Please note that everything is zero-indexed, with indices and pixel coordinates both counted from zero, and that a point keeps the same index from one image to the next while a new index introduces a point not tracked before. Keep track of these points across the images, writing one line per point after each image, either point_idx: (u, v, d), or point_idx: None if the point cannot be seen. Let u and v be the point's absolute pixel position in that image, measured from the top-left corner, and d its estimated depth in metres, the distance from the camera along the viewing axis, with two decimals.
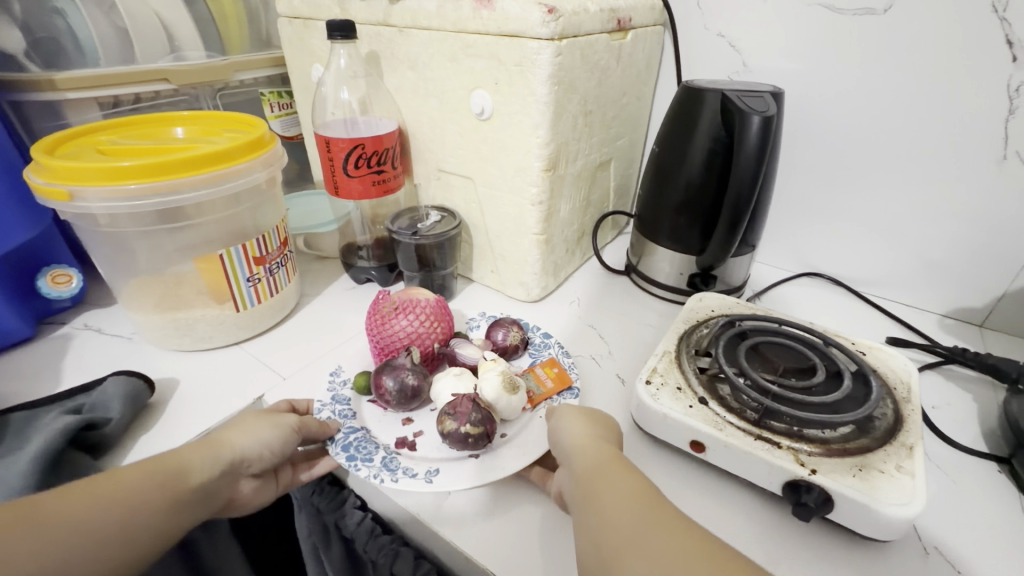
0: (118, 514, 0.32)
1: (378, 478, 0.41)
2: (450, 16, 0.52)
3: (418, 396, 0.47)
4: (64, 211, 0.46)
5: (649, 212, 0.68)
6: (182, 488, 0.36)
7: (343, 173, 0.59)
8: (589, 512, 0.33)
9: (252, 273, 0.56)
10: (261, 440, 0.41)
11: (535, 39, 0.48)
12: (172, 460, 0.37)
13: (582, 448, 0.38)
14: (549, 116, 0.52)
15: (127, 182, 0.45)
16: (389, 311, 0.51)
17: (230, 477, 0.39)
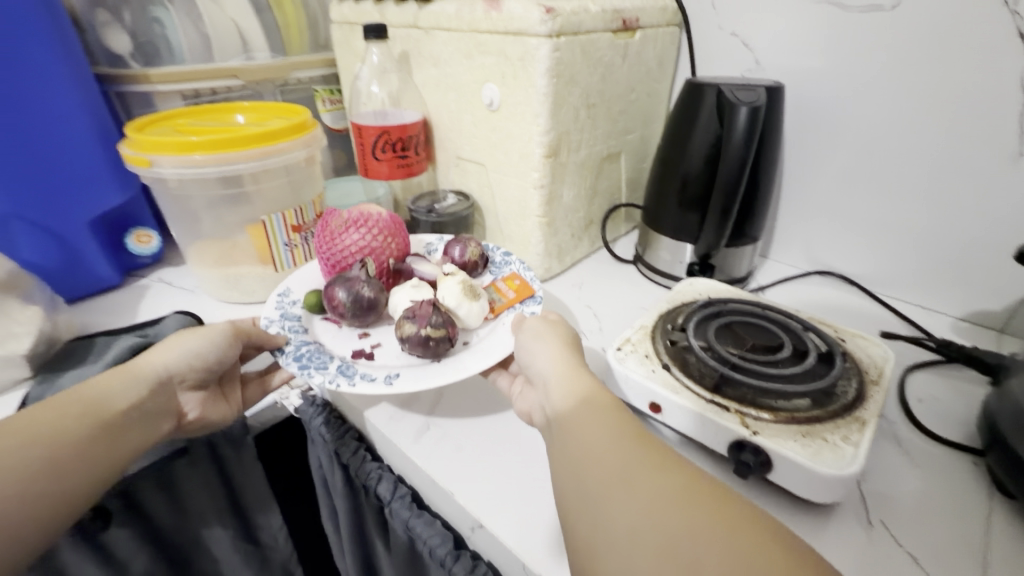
0: (48, 433, 0.38)
1: (334, 381, 0.45)
2: (466, 18, 0.59)
3: (373, 308, 0.52)
4: (144, 175, 0.57)
5: (654, 204, 0.71)
6: (112, 409, 0.42)
7: (373, 156, 0.68)
8: (580, 439, 0.35)
9: (290, 240, 0.65)
10: (186, 356, 0.48)
11: (534, 35, 0.54)
12: (93, 391, 0.43)
13: (569, 385, 0.40)
14: (547, 106, 0.57)
15: (194, 152, 0.55)
16: (342, 226, 0.55)
17: (162, 395, 0.46)
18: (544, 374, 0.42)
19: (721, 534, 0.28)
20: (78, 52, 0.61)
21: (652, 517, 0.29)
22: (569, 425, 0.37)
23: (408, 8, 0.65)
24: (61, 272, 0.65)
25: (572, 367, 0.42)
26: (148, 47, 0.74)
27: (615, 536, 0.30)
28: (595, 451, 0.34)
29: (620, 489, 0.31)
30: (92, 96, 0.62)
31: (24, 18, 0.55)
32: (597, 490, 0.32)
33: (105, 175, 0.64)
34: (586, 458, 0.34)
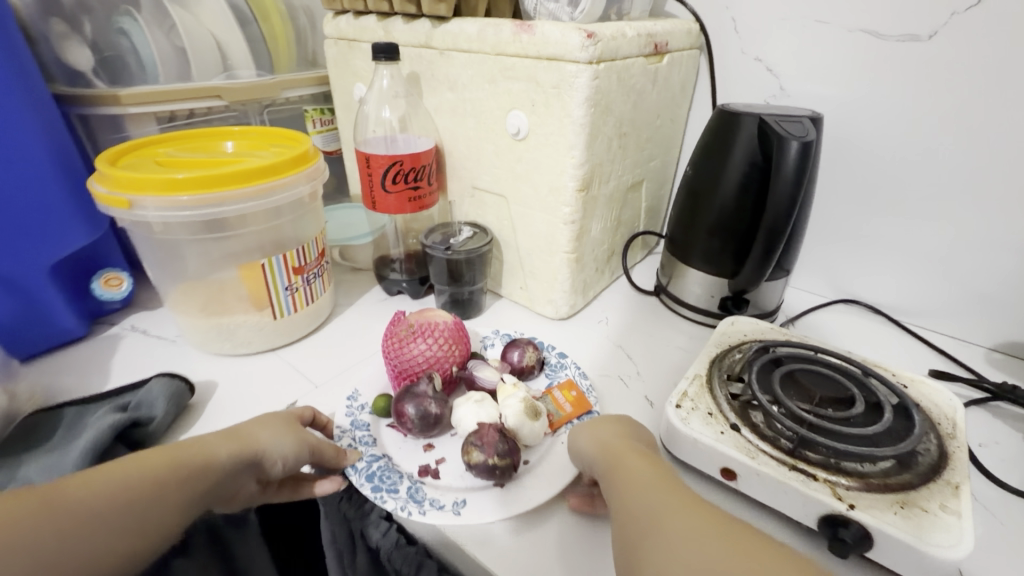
0: (131, 503, 0.32)
1: (406, 510, 0.41)
2: (491, 40, 0.54)
3: (439, 422, 0.48)
4: (120, 218, 0.49)
5: (681, 234, 0.68)
6: (198, 485, 0.36)
7: (381, 188, 0.61)
8: (629, 485, 0.35)
9: (291, 283, 0.58)
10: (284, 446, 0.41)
11: (572, 62, 0.49)
12: (196, 454, 0.37)
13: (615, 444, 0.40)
14: (584, 137, 0.53)
15: (183, 193, 0.47)
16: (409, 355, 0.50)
17: (240, 479, 0.39)
18: (589, 433, 0.42)
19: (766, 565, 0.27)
20: (37, 77, 0.52)
21: (693, 549, 0.29)
22: (614, 477, 0.37)
23: (420, 26, 0.59)
24: (15, 328, 0.55)
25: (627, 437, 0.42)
26: (114, 64, 0.66)
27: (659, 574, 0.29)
28: (640, 495, 0.34)
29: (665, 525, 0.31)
30: (53, 126, 0.54)
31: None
32: (643, 531, 0.32)
33: (68, 215, 0.55)
34: (635, 503, 0.34)
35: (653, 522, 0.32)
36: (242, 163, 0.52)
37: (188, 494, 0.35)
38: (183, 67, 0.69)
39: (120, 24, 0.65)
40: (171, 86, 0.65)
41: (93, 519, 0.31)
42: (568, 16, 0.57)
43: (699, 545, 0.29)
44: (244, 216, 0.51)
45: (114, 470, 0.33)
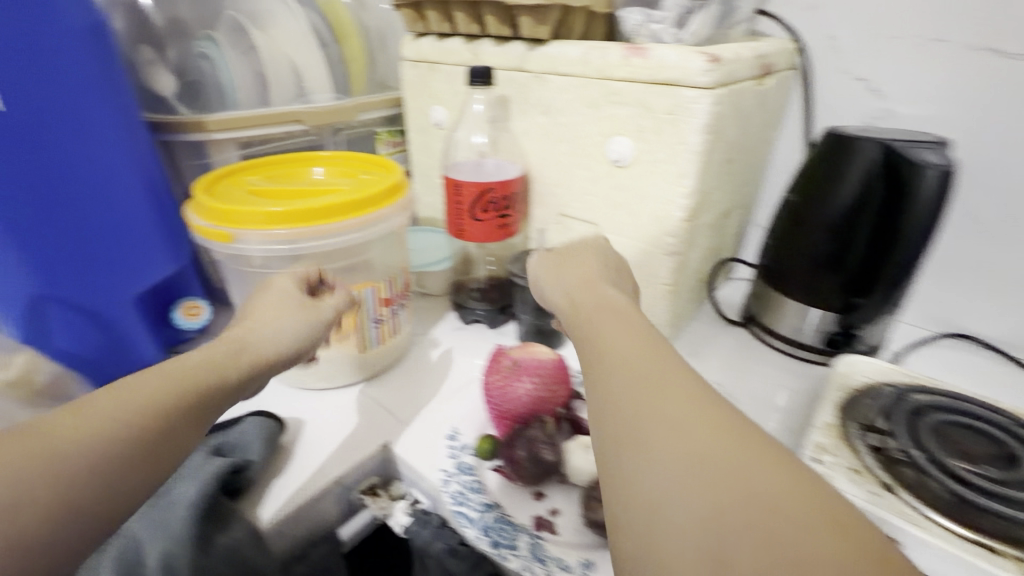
0: (123, 416, 0.30)
1: (532, 571, 0.38)
2: (595, 63, 0.51)
3: (551, 472, 0.45)
4: (220, 250, 0.47)
5: (779, 262, 0.64)
6: (195, 412, 0.34)
7: (470, 216, 0.59)
8: (602, 389, 0.32)
9: (379, 315, 0.56)
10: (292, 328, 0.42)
11: (692, 87, 0.46)
12: (178, 367, 0.35)
13: (579, 289, 0.42)
14: (698, 165, 0.49)
15: (286, 225, 0.45)
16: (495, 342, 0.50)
17: (246, 386, 0.39)
18: (589, 312, 0.39)
19: (758, 473, 0.24)
20: (135, 111, 0.51)
21: (673, 465, 0.26)
22: (595, 362, 0.34)
23: (513, 49, 0.57)
24: (100, 360, 0.54)
25: (621, 303, 0.39)
26: (194, 87, 0.65)
27: (645, 492, 0.26)
28: (619, 390, 0.31)
29: (631, 434, 0.28)
30: (146, 159, 0.53)
31: (76, 70, 0.45)
32: (620, 434, 0.29)
33: (152, 246, 0.54)
34: (606, 409, 0.31)
35: (637, 421, 0.29)
36: (340, 192, 0.50)
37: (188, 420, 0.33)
38: (262, 90, 0.68)
39: (200, 48, 0.64)
40: (252, 111, 0.64)
41: (81, 464, 0.28)
42: (673, 37, 0.53)
43: (682, 461, 0.26)
44: (343, 248, 0.49)
45: (78, 416, 0.29)
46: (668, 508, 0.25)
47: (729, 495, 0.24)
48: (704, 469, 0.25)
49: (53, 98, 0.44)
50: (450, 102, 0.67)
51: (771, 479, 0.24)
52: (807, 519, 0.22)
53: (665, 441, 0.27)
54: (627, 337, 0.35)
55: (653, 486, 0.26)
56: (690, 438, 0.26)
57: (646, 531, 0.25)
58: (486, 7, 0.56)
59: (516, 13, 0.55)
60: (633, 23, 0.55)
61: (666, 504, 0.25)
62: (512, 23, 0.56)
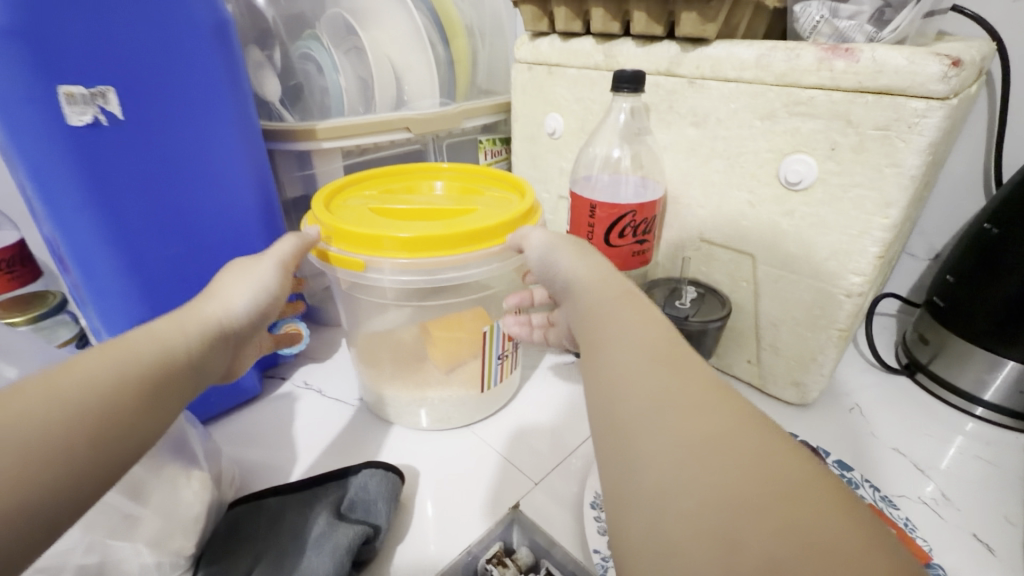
0: (104, 393, 0.27)
1: None
2: (778, 66, 0.43)
3: None
4: (349, 277, 0.42)
5: (960, 303, 0.53)
6: (168, 377, 0.30)
7: (603, 241, 0.52)
8: (605, 371, 0.30)
9: (504, 349, 0.50)
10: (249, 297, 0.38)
11: (921, 97, 0.37)
12: (157, 341, 0.31)
13: (593, 286, 0.36)
14: (910, 193, 0.40)
15: (430, 255, 0.40)
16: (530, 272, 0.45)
17: (221, 355, 0.35)
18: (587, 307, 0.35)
19: (785, 478, 0.22)
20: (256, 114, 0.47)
21: (677, 460, 0.24)
22: (593, 344, 0.33)
23: (663, 50, 0.50)
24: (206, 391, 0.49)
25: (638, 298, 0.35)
26: (297, 90, 0.61)
27: (638, 478, 0.25)
28: (619, 369, 0.29)
29: (639, 425, 0.27)
30: (263, 166, 0.48)
31: (204, 75, 0.41)
32: (622, 417, 0.27)
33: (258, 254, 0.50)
34: (613, 392, 0.29)
35: (646, 410, 0.27)
36: (478, 214, 0.44)
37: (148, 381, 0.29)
38: (365, 93, 0.63)
39: (303, 48, 0.60)
40: (359, 117, 0.59)
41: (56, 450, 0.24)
42: (867, 36, 0.44)
43: (689, 458, 0.24)
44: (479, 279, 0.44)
45: (59, 381, 0.26)
46: (663, 506, 0.23)
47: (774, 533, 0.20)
48: (719, 475, 0.23)
49: (173, 101, 0.40)
50: (571, 110, 0.60)
51: (825, 526, 0.21)
52: (845, 535, 0.20)
53: (683, 432, 0.25)
54: (634, 325, 0.32)
55: (652, 478, 0.24)
56: (702, 438, 0.24)
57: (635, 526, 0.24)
58: (635, 2, 0.49)
59: (675, 8, 0.47)
60: (812, 21, 0.46)
61: (666, 498, 0.23)
62: (665, 20, 0.49)
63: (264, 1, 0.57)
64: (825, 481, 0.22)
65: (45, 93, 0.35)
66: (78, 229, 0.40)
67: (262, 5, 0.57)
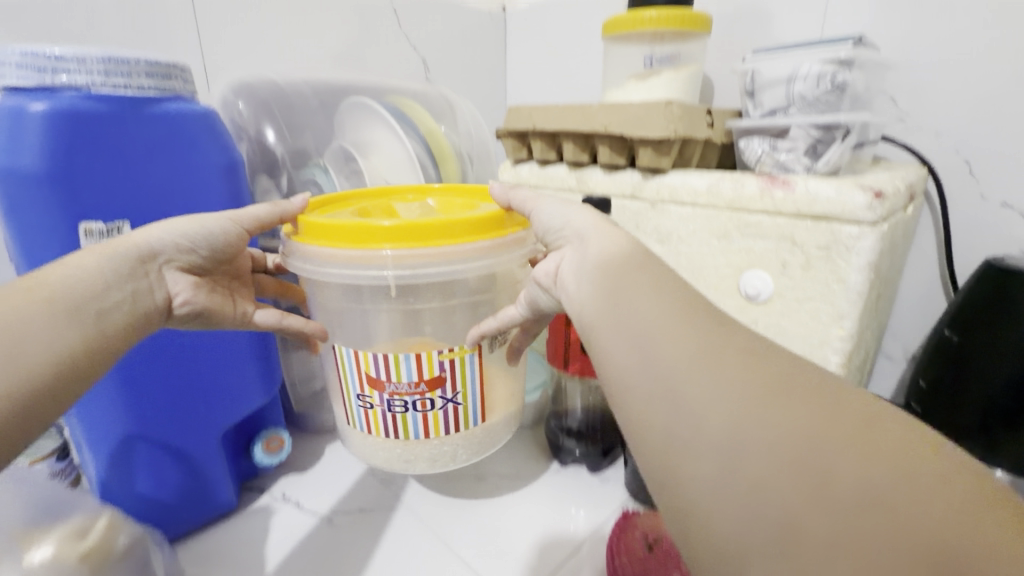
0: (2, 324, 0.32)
1: None
2: (726, 194, 0.48)
3: None
4: (344, 277, 0.45)
5: (936, 407, 0.54)
6: (79, 310, 0.35)
7: (580, 350, 0.54)
8: (649, 366, 0.30)
9: (365, 394, 0.49)
10: (172, 232, 0.42)
11: (852, 223, 0.41)
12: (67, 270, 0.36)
13: (614, 261, 0.38)
14: (860, 306, 0.43)
15: (423, 246, 0.44)
16: (505, 193, 0.51)
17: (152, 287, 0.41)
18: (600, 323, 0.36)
19: (866, 441, 0.24)
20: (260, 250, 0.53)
21: (740, 417, 0.25)
22: (625, 331, 0.33)
23: (626, 177, 0.55)
24: (177, 503, 0.49)
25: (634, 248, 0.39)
26: None
27: (705, 434, 0.26)
28: (672, 338, 0.30)
29: (693, 379, 0.28)
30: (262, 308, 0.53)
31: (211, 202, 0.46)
32: (677, 383, 0.28)
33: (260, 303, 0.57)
34: (661, 377, 0.29)
35: (695, 392, 0.27)
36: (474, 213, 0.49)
37: (60, 314, 0.34)
38: None
39: (312, 176, 0.67)
40: None
41: None
42: (804, 167, 0.50)
43: (744, 414, 0.26)
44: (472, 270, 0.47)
45: None
46: (739, 456, 0.25)
47: (842, 449, 0.23)
48: (782, 425, 0.25)
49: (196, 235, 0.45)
50: None
51: (880, 436, 0.24)
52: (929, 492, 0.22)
53: (738, 396, 0.26)
54: (662, 308, 0.33)
55: (721, 440, 0.25)
56: (752, 388, 0.26)
57: (706, 478, 0.25)
58: (600, 137, 0.55)
59: (633, 143, 0.53)
60: (755, 153, 0.53)
61: (741, 458, 0.25)
62: (626, 152, 0.55)
63: (274, 139, 0.66)
64: (900, 440, 0.24)
65: (66, 229, 0.39)
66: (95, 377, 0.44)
67: (271, 142, 0.65)
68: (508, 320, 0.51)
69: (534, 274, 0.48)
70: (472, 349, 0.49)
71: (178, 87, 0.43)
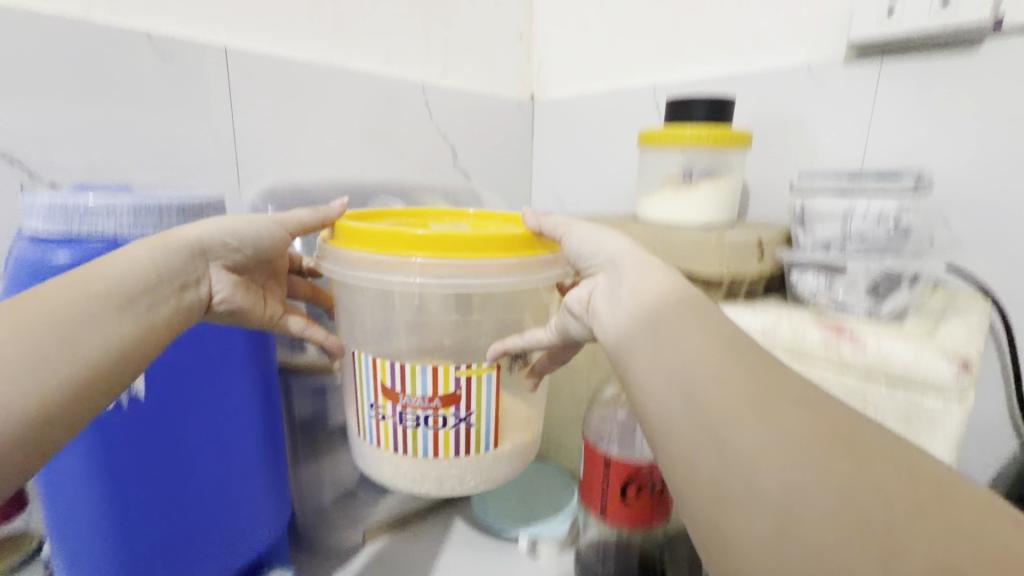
0: (50, 313, 0.36)
1: None
2: (784, 339, 0.44)
3: None
4: (372, 280, 0.48)
5: None
6: (128, 305, 0.40)
7: (619, 496, 0.50)
8: (699, 412, 0.31)
9: (377, 404, 0.51)
10: (220, 232, 0.47)
11: (936, 394, 0.39)
12: (118, 265, 0.40)
13: (655, 290, 0.39)
14: None
15: (451, 254, 0.46)
16: (536, 220, 0.51)
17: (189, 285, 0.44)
18: (640, 360, 0.37)
19: (906, 498, 0.26)
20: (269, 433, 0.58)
21: (795, 465, 0.27)
22: (663, 362, 0.35)
23: None
24: None
25: (667, 277, 0.41)
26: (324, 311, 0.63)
27: (764, 502, 0.27)
28: (717, 375, 0.32)
29: (743, 440, 0.29)
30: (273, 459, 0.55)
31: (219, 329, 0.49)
32: (726, 433, 0.29)
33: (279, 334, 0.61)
34: (715, 431, 0.30)
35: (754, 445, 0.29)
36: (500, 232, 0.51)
37: (110, 307, 0.39)
38: None
39: None
40: None
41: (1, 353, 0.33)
42: (865, 309, 0.46)
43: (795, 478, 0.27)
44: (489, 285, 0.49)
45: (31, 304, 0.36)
46: (794, 510, 0.26)
47: (891, 507, 0.26)
48: (836, 487, 0.26)
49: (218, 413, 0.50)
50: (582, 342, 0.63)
51: (927, 493, 0.26)
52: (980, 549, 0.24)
53: (788, 444, 0.28)
54: (698, 356, 0.33)
55: (776, 498, 0.27)
56: (798, 437, 0.28)
57: (758, 532, 0.27)
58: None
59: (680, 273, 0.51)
60: (809, 288, 0.50)
61: (794, 520, 0.26)
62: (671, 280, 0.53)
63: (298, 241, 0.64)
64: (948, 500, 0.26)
65: None
66: (75, 499, 0.44)
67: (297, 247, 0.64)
68: (533, 343, 0.53)
69: (567, 300, 0.50)
70: (490, 368, 0.50)
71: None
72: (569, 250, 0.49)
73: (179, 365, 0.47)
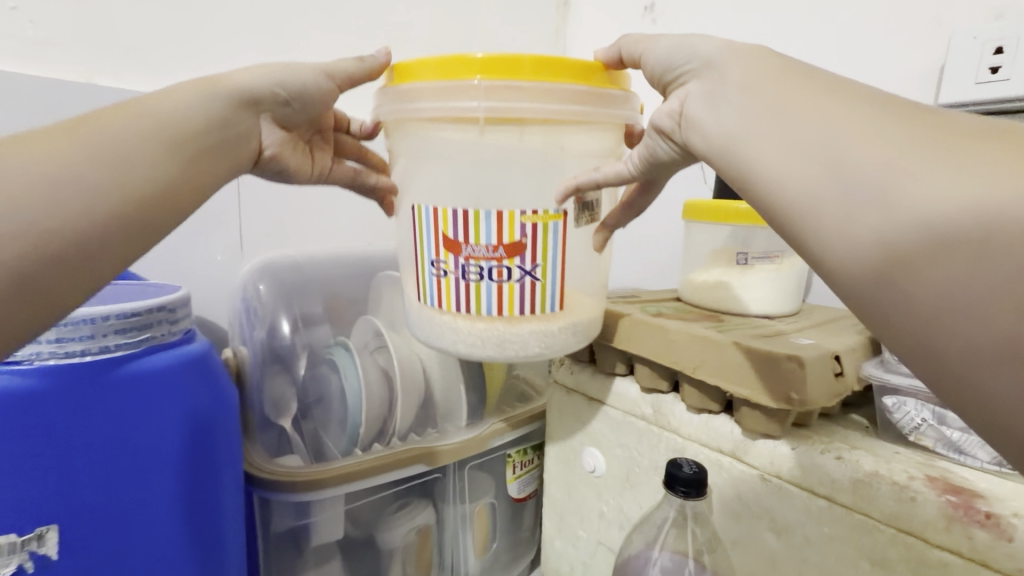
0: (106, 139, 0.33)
1: None
2: (886, 505, 0.35)
3: None
4: (429, 114, 0.39)
5: None
6: (179, 142, 0.36)
7: None
8: (921, 231, 0.23)
9: (438, 258, 0.41)
10: (270, 78, 0.43)
11: None
12: (166, 105, 0.37)
13: (749, 60, 0.32)
14: None
15: (518, 75, 0.38)
16: (614, 47, 0.41)
17: (236, 129, 0.41)
18: (771, 151, 0.29)
19: None
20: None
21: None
22: (790, 133, 0.28)
23: (725, 430, 0.44)
24: None
25: (783, 62, 0.31)
26: (320, 404, 0.58)
27: (1007, 335, 0.21)
28: (901, 162, 0.24)
29: (1006, 267, 0.21)
30: (213, 514, 0.44)
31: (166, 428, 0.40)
32: (926, 226, 0.23)
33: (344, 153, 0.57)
34: (962, 247, 0.22)
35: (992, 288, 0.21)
36: None
37: (160, 146, 0.35)
38: (384, 413, 0.59)
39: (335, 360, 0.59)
40: (376, 449, 0.57)
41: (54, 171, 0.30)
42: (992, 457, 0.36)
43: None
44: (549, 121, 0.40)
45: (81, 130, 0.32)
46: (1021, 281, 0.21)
47: None
48: None
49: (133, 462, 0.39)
50: (614, 453, 0.54)
51: None
52: None
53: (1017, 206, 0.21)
54: (872, 130, 0.25)
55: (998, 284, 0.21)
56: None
57: (1005, 385, 0.21)
58: (686, 376, 0.46)
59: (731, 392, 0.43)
60: (912, 421, 0.39)
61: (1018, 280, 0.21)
62: (722, 394, 0.44)
63: (290, 325, 0.58)
64: None
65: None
66: None
67: (285, 333, 0.58)
68: (613, 179, 0.42)
69: (653, 119, 0.39)
70: (557, 215, 0.41)
71: (162, 334, 0.41)
72: (652, 70, 0.39)
73: (70, 405, 0.36)
